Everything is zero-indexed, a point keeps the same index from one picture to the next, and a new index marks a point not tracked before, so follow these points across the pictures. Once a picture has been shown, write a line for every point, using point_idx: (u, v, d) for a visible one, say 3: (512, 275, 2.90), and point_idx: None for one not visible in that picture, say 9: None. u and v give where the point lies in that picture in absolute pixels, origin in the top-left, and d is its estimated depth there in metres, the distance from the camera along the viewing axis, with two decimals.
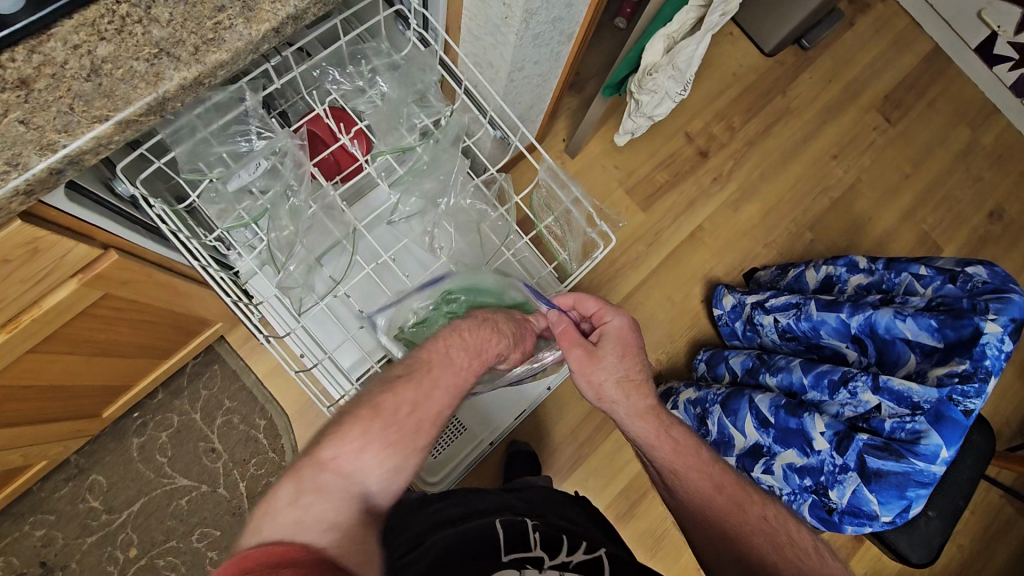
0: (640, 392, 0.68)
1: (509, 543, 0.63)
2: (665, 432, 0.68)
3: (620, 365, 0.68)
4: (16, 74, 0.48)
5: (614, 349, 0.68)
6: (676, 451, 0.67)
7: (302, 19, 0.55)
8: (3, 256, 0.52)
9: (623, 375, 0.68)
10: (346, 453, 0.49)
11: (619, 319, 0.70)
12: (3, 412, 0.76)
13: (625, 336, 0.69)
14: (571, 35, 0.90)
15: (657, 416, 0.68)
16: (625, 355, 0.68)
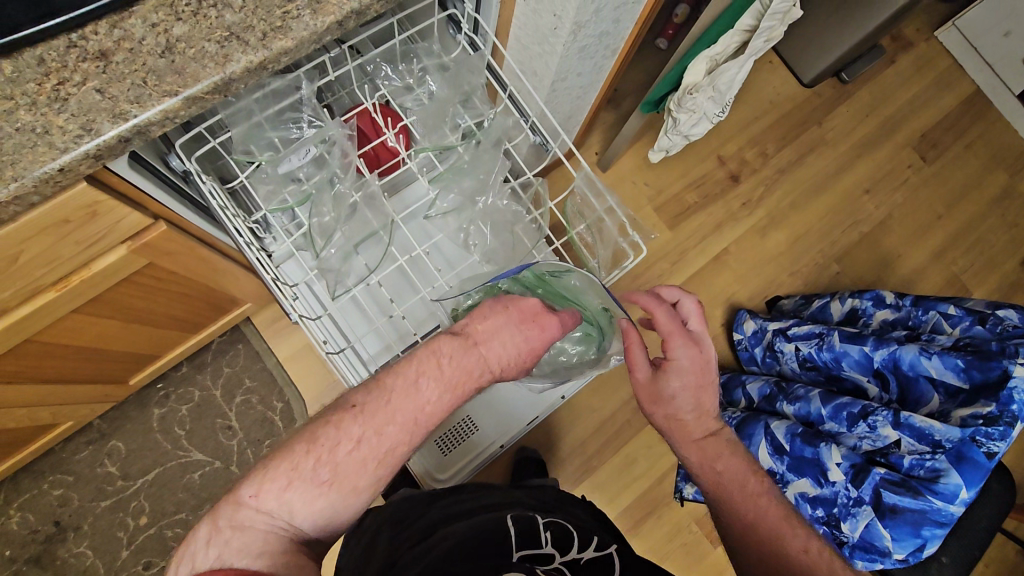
0: (691, 422, 0.68)
1: (522, 540, 0.68)
2: (716, 459, 0.68)
3: (678, 395, 0.67)
4: (97, 47, 0.51)
5: (674, 380, 0.66)
6: (721, 483, 0.68)
7: (364, 14, 0.57)
8: (64, 217, 0.55)
9: (679, 405, 0.67)
10: (270, 489, 0.51)
11: (690, 351, 0.66)
12: (41, 367, 0.79)
13: (693, 369, 0.66)
14: (615, 50, 0.92)
15: (718, 446, 0.69)
16: (689, 387, 0.67)
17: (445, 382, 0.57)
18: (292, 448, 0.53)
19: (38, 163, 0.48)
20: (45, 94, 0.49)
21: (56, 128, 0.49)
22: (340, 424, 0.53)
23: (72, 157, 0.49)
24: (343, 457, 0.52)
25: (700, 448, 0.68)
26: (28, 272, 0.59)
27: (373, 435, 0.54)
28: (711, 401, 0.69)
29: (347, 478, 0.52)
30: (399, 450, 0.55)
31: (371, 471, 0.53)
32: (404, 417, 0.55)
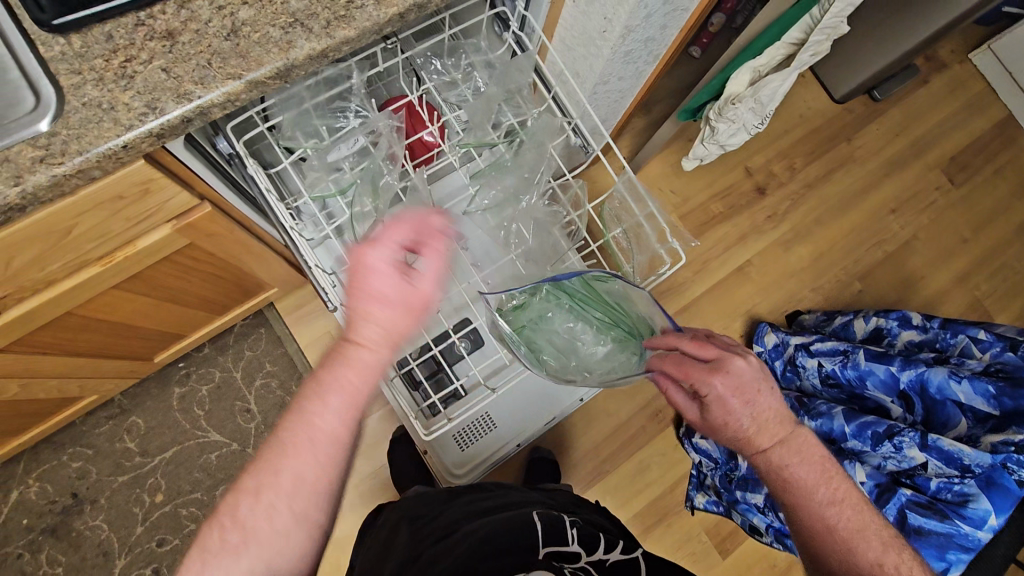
0: (751, 438, 0.60)
1: (549, 536, 0.68)
2: (787, 465, 0.60)
3: (726, 421, 0.61)
4: (165, 26, 0.51)
5: (715, 412, 0.61)
6: (792, 489, 0.60)
7: (425, 8, 0.57)
8: (119, 193, 0.56)
9: (734, 429, 0.61)
10: (185, 575, 0.45)
11: (714, 379, 0.60)
12: (76, 340, 0.80)
13: (732, 393, 0.60)
14: (657, 57, 0.91)
15: (804, 456, 0.60)
16: (748, 401, 0.60)
17: (330, 383, 0.48)
18: (198, 535, 0.47)
19: (103, 138, 0.48)
20: (112, 70, 0.50)
21: (121, 104, 0.49)
22: (235, 489, 0.47)
23: (135, 135, 0.49)
24: (248, 514, 0.46)
25: (769, 459, 0.60)
26: (78, 246, 0.60)
27: (271, 479, 0.46)
28: (772, 406, 0.60)
29: (260, 534, 0.46)
30: (309, 474, 0.47)
31: (289, 512, 0.47)
32: (300, 443, 0.47)
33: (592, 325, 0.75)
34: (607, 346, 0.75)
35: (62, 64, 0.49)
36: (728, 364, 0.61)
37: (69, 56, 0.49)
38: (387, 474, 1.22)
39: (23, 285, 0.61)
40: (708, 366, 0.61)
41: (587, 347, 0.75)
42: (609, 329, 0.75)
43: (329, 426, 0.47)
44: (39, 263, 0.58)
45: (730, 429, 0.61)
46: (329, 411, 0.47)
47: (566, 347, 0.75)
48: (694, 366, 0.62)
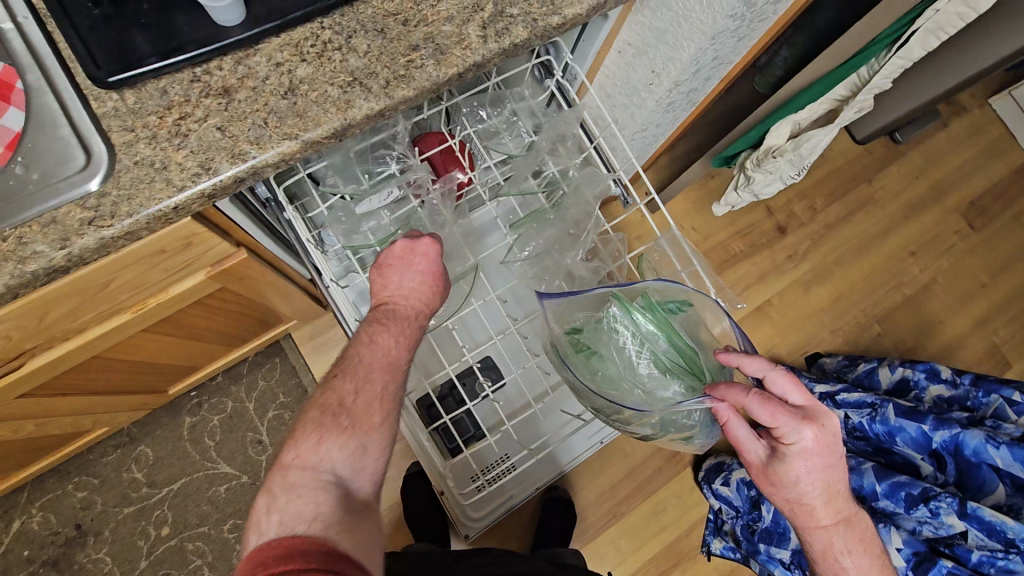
0: (820, 507, 0.53)
1: None
2: (847, 548, 0.54)
3: (803, 480, 0.52)
4: (221, 83, 0.50)
5: (796, 464, 0.52)
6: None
7: (483, 67, 0.56)
8: (162, 247, 0.54)
9: (804, 490, 0.53)
10: (301, 448, 0.49)
11: (810, 431, 0.51)
12: (96, 379, 0.77)
13: (818, 450, 0.52)
14: (697, 105, 0.89)
15: (861, 535, 0.55)
16: (828, 464, 0.52)
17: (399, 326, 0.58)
18: (312, 420, 0.52)
19: (155, 200, 0.47)
20: (166, 128, 0.48)
21: (174, 164, 0.48)
22: (334, 387, 0.53)
23: (187, 196, 0.47)
24: (350, 403, 0.52)
25: (828, 536, 0.54)
26: (114, 296, 0.58)
27: (363, 383, 0.54)
28: (844, 480, 0.54)
29: (366, 421, 0.52)
30: (391, 387, 0.55)
31: (380, 408, 0.53)
32: (380, 364, 0.55)
33: (657, 361, 0.64)
34: (677, 387, 0.63)
35: (114, 121, 0.47)
36: (823, 419, 0.52)
37: (122, 112, 0.48)
38: (399, 511, 1.19)
39: (54, 335, 0.58)
40: (802, 414, 0.52)
41: (651, 387, 0.64)
42: (676, 370, 0.64)
43: (402, 353, 0.56)
44: (72, 315, 0.56)
45: (800, 487, 0.53)
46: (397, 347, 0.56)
47: (627, 381, 0.64)
48: (784, 409, 0.52)
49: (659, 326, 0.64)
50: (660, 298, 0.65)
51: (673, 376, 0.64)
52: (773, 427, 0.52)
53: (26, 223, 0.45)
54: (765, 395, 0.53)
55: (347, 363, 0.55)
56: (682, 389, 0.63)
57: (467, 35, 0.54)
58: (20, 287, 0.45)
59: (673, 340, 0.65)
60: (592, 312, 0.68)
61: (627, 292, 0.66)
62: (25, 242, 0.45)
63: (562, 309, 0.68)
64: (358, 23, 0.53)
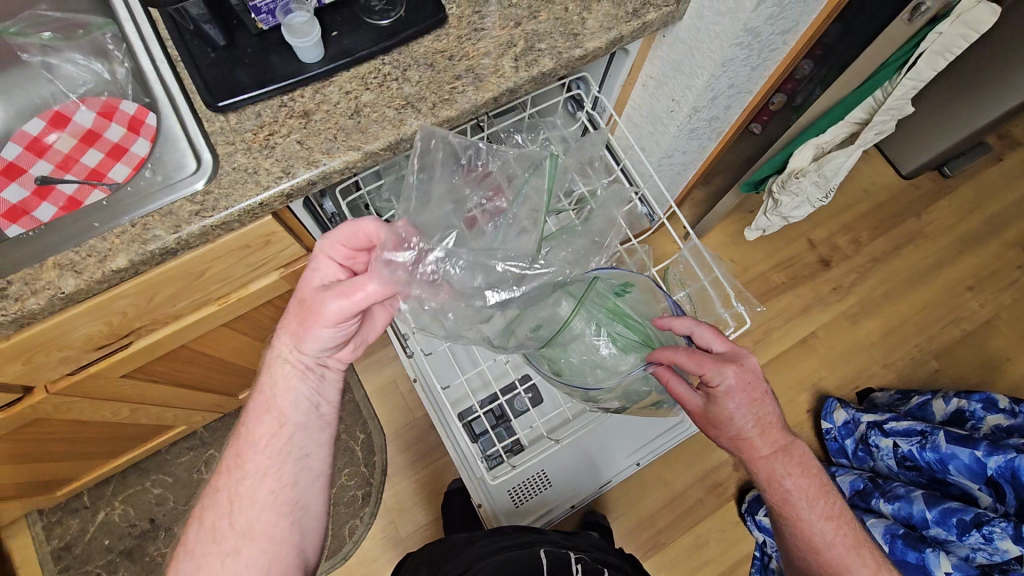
0: (757, 438, 0.62)
1: (552, 567, 0.77)
2: (785, 471, 0.62)
3: (736, 417, 0.61)
4: (302, 107, 0.62)
5: (729, 404, 0.60)
6: (788, 496, 0.63)
7: (515, 93, 0.66)
8: (247, 242, 0.65)
9: (740, 426, 0.61)
10: None
11: (731, 370, 0.59)
12: (183, 371, 0.89)
13: (744, 387, 0.59)
14: (721, 133, 0.96)
15: (798, 458, 0.63)
16: (754, 401, 0.61)
17: (252, 399, 0.64)
18: (179, 566, 0.58)
19: (246, 196, 0.58)
20: (258, 143, 0.60)
21: (263, 169, 0.59)
22: (187, 532, 0.60)
23: (271, 194, 0.58)
24: (197, 538, 0.58)
25: (768, 463, 0.62)
26: (205, 286, 0.69)
27: (212, 501, 0.60)
28: (775, 411, 0.62)
29: (209, 560, 0.57)
30: (240, 487, 0.60)
31: (230, 531, 0.58)
32: (229, 467, 0.62)
33: (614, 341, 0.74)
34: (633, 359, 0.74)
35: (220, 137, 0.60)
36: (742, 362, 0.60)
37: (226, 130, 0.60)
38: (439, 527, 1.22)
39: (156, 318, 0.70)
40: (723, 358, 0.60)
41: (611, 363, 0.75)
42: (631, 346, 0.74)
43: (252, 434, 0.62)
44: (172, 300, 0.68)
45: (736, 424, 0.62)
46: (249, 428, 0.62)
47: (586, 361, 0.74)
48: (709, 356, 0.60)
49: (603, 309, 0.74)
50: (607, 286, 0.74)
51: (628, 351, 0.74)
52: (702, 376, 0.60)
53: (150, 214, 0.57)
54: (692, 349, 0.61)
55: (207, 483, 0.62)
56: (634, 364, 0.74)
57: (502, 66, 0.64)
58: (141, 264, 0.57)
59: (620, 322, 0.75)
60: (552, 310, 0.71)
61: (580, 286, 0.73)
62: (148, 227, 0.56)
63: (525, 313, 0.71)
64: (412, 59, 0.64)
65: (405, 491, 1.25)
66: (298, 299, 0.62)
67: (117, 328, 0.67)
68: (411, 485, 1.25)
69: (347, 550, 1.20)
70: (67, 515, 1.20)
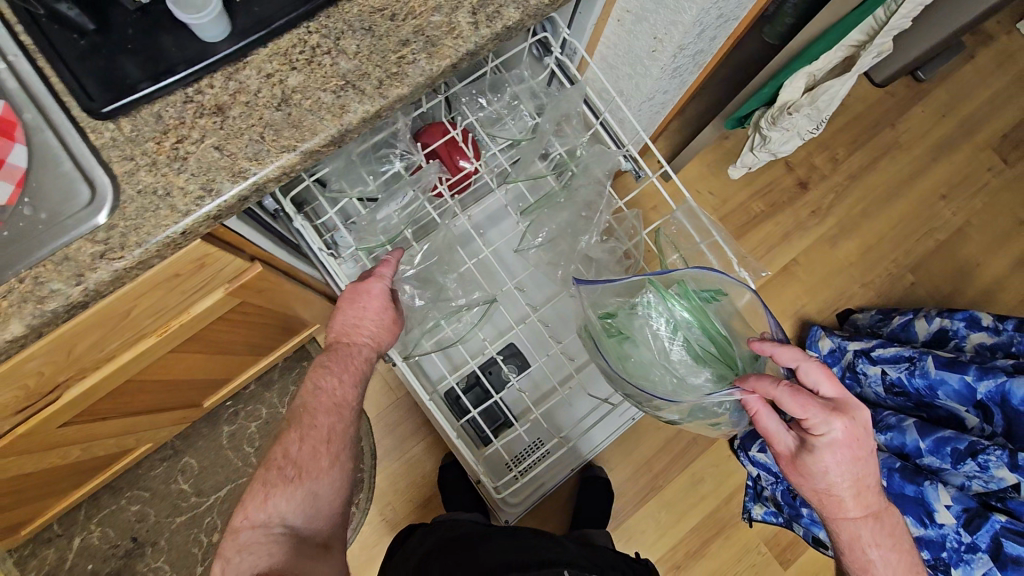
0: (849, 499, 0.55)
1: None
2: (873, 542, 0.55)
3: (829, 470, 0.54)
4: (213, 101, 0.49)
5: (825, 456, 0.54)
6: (870, 568, 0.55)
7: (477, 55, 0.54)
8: (177, 271, 0.54)
9: (831, 480, 0.54)
10: (253, 506, 0.54)
11: (839, 423, 0.52)
12: (134, 401, 0.79)
13: (848, 443, 0.53)
14: (702, 66, 0.85)
15: (891, 530, 0.55)
16: (857, 460, 0.54)
17: (340, 367, 0.61)
18: (276, 464, 0.56)
19: (161, 227, 0.46)
20: (164, 153, 0.48)
21: (177, 188, 0.47)
22: (282, 439, 0.57)
23: (193, 220, 0.47)
24: (294, 452, 0.56)
25: (853, 525, 0.55)
26: (137, 323, 0.58)
27: (307, 425, 0.58)
28: (875, 473, 0.55)
29: (312, 470, 0.56)
30: (337, 428, 0.58)
31: (326, 452, 0.57)
32: (326, 406, 0.59)
33: (690, 345, 0.64)
34: (707, 374, 0.63)
35: (114, 151, 0.47)
36: (854, 417, 0.53)
37: (121, 141, 0.47)
38: (437, 502, 1.20)
39: (84, 366, 0.59)
40: (832, 406, 0.53)
41: (682, 373, 0.64)
42: (708, 358, 0.64)
43: (345, 395, 0.60)
44: (99, 345, 0.57)
45: (828, 478, 0.55)
46: (340, 388, 0.59)
47: (657, 369, 0.65)
48: (815, 401, 0.53)
49: (693, 312, 0.64)
50: (696, 286, 0.65)
51: (704, 364, 0.64)
52: (803, 420, 0.53)
53: (41, 263, 0.45)
54: (795, 387, 0.54)
55: (300, 412, 0.58)
56: (713, 377, 0.63)
57: (457, 23, 0.52)
58: (44, 326, 0.46)
59: (710, 331, 0.64)
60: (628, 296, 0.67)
61: (663, 280, 0.66)
62: (42, 281, 0.45)
63: (595, 294, 0.68)
64: (344, 23, 0.51)
65: (398, 473, 1.21)
66: (372, 306, 0.63)
67: (38, 388, 0.56)
68: (404, 464, 1.22)
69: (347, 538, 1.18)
70: (40, 546, 1.12)
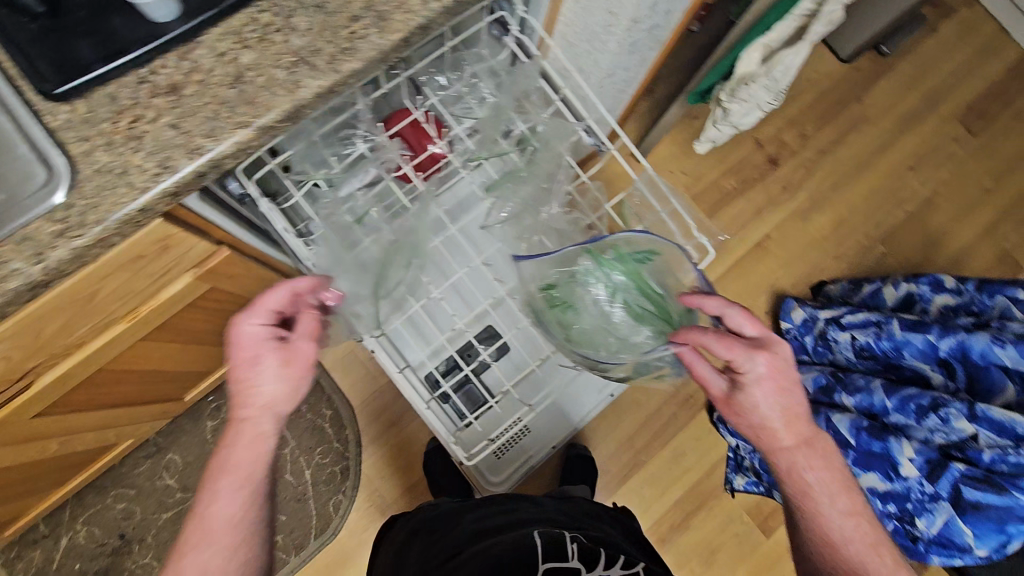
0: (784, 433, 0.56)
1: (548, 550, 0.70)
2: (809, 466, 0.56)
3: (761, 406, 0.56)
4: (168, 81, 0.50)
5: (755, 392, 0.56)
6: (810, 493, 0.56)
7: (428, 29, 0.55)
8: (140, 251, 0.55)
9: (764, 415, 0.56)
10: None
11: (761, 357, 0.55)
12: (110, 393, 0.80)
13: (773, 376, 0.56)
14: (661, 40, 0.87)
15: (829, 460, 0.57)
16: (786, 392, 0.56)
17: (217, 475, 0.55)
18: None
19: (121, 204, 0.48)
20: (121, 133, 0.48)
21: (134, 167, 0.48)
22: None
23: (151, 197, 0.48)
24: None
25: (792, 459, 0.56)
26: (104, 307, 0.59)
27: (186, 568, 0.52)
28: (806, 405, 0.57)
29: None
30: (221, 557, 0.53)
31: None
32: (207, 534, 0.53)
33: (631, 307, 0.67)
34: (648, 332, 0.66)
35: (69, 132, 0.48)
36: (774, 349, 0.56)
37: (76, 123, 0.48)
38: (423, 486, 1.22)
39: (54, 352, 0.60)
40: (754, 343, 0.56)
41: (625, 332, 0.67)
42: (647, 316, 0.66)
43: (224, 511, 0.54)
44: (67, 330, 0.58)
45: (761, 414, 0.57)
46: (221, 504, 0.54)
47: (600, 331, 0.67)
48: (738, 340, 0.55)
49: (626, 272, 0.66)
50: (629, 248, 0.66)
51: (644, 322, 0.66)
52: (729, 359, 0.56)
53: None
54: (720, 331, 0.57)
55: (177, 551, 0.53)
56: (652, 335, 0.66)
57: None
58: (6, 306, 0.47)
59: (646, 289, 0.67)
60: (566, 265, 0.68)
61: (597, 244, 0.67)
62: (2, 261, 0.46)
63: (535, 271, 0.68)
64: (296, 1, 0.52)
65: (383, 460, 1.22)
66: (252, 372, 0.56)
67: (8, 374, 0.57)
68: (388, 451, 1.23)
69: (335, 526, 1.19)
70: (26, 548, 1.13)
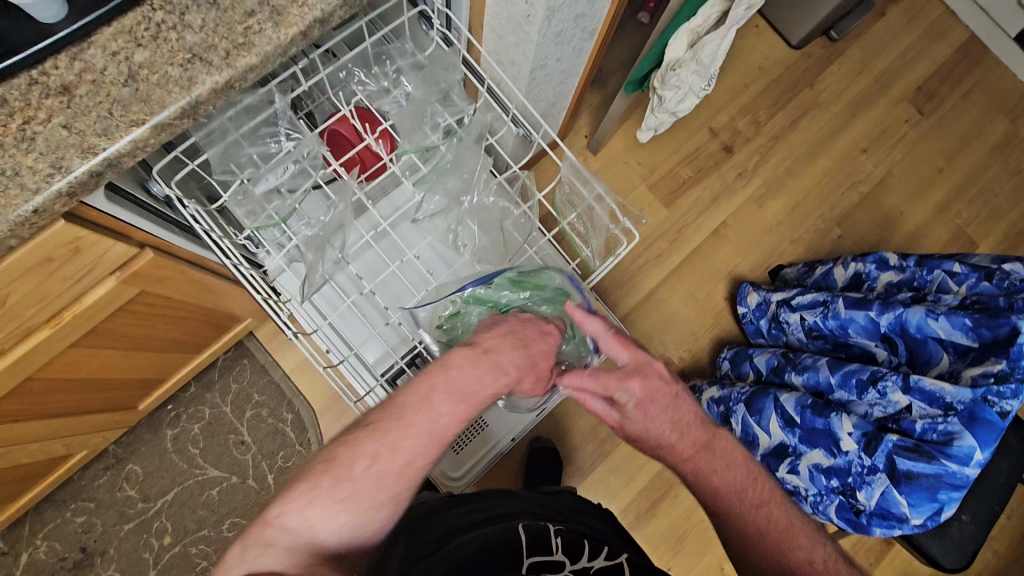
0: (678, 442, 0.64)
1: (531, 545, 0.61)
2: (710, 466, 0.63)
3: (650, 427, 0.65)
4: (59, 82, 0.50)
5: (638, 417, 0.65)
6: (717, 491, 0.63)
7: (327, 22, 0.56)
8: (48, 254, 0.55)
9: (656, 434, 0.64)
10: None
11: (631, 383, 0.64)
12: (48, 403, 0.79)
13: (648, 396, 0.65)
14: (592, 31, 0.88)
15: (724, 454, 0.64)
16: (666, 407, 0.65)
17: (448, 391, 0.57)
18: None
19: (13, 205, 0.47)
20: (12, 134, 0.48)
21: (26, 168, 0.48)
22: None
23: (45, 198, 0.48)
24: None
25: (694, 464, 0.63)
26: (20, 312, 0.59)
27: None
28: (689, 412, 0.66)
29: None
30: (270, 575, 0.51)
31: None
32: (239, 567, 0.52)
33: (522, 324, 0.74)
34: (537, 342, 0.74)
35: None
36: (643, 369, 0.65)
37: None
38: None
39: None
40: (625, 371, 0.65)
41: None
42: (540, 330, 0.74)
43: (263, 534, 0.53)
44: None
45: (654, 433, 0.65)
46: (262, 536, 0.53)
47: None
48: (611, 374, 0.65)
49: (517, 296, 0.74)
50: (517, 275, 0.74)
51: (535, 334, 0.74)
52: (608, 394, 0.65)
53: None
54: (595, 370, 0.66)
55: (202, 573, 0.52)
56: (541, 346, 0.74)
57: None
58: None
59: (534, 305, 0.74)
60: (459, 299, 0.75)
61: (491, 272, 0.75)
62: None
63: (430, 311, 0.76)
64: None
65: None
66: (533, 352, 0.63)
67: None
68: None
69: None
70: None
